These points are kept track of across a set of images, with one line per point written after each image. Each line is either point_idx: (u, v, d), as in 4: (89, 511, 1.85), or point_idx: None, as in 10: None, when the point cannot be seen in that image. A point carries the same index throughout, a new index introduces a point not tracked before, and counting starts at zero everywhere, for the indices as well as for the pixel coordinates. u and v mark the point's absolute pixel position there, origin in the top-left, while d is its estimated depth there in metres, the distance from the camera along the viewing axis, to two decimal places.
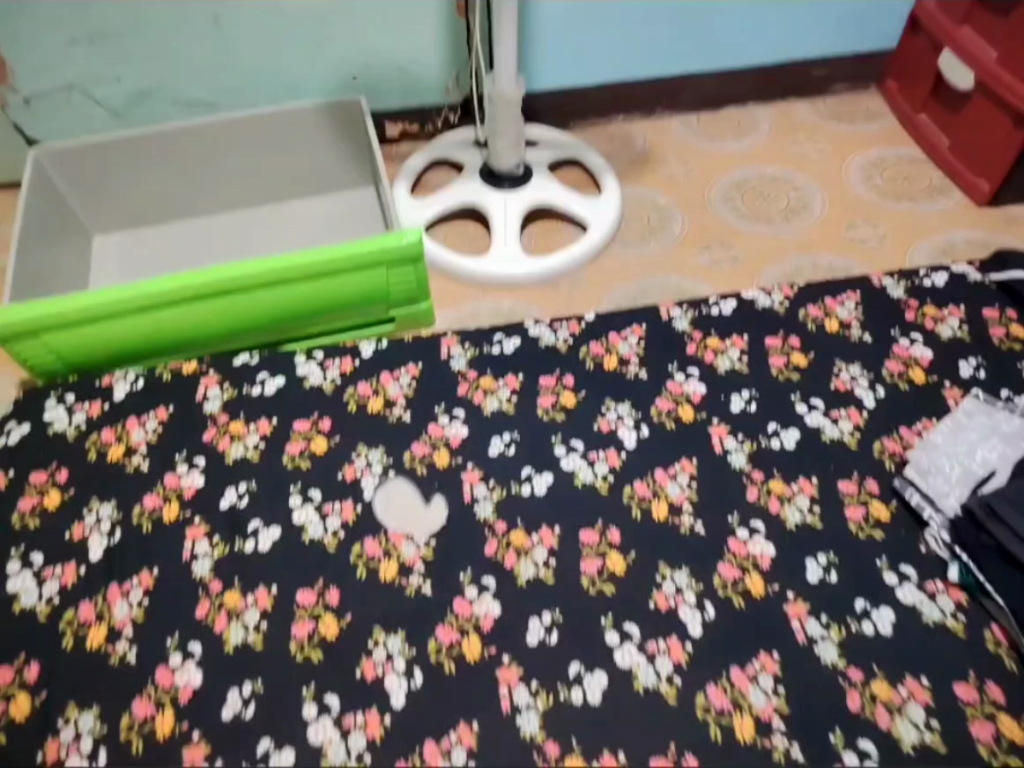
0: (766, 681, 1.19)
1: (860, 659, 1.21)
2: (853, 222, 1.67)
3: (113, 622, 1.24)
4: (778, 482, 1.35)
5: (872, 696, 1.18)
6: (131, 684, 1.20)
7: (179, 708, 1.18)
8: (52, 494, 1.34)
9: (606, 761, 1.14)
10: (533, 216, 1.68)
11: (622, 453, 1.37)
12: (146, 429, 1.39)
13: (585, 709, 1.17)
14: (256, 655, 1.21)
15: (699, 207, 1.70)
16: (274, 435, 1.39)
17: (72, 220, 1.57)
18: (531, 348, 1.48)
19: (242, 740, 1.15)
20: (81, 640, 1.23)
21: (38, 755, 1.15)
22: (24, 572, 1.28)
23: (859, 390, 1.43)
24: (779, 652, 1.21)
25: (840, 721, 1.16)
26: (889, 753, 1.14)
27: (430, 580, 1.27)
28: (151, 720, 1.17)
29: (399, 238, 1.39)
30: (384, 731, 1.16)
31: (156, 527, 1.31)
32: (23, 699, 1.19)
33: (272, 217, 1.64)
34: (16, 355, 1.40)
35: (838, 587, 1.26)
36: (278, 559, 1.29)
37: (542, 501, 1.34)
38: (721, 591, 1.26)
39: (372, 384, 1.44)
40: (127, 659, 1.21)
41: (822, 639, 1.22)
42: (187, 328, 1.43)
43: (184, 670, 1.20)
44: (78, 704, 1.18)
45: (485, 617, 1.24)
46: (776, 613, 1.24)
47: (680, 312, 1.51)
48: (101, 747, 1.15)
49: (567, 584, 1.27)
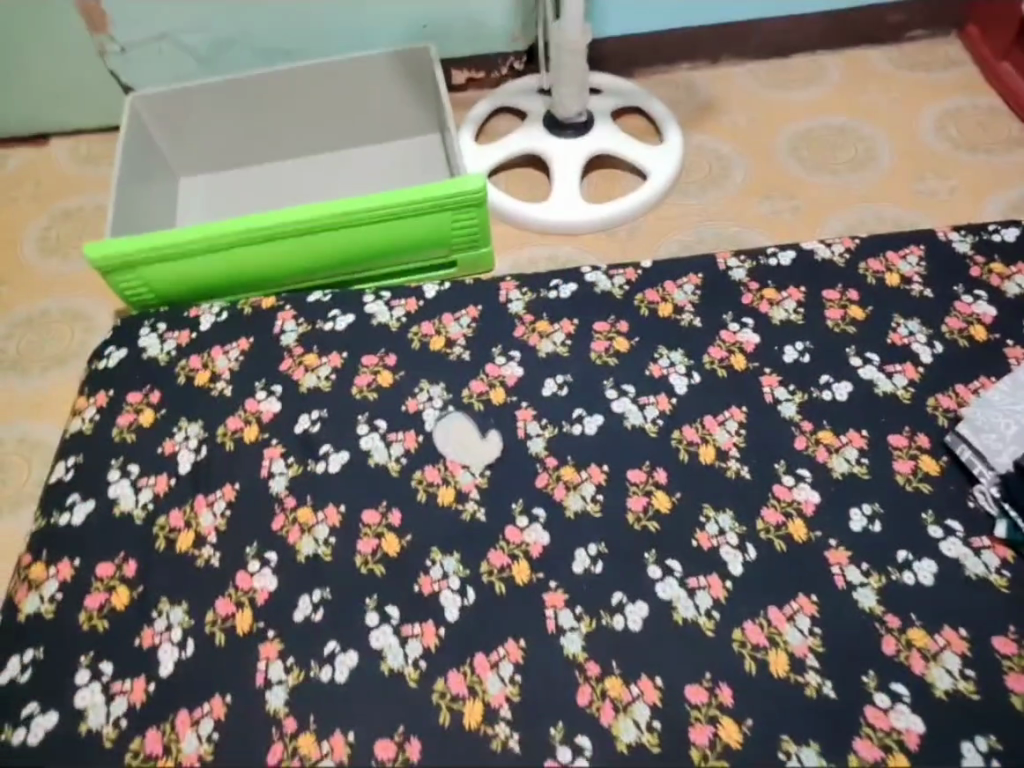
0: (803, 622, 1.24)
1: (898, 606, 1.24)
2: (924, 175, 1.64)
3: (200, 528, 1.37)
4: (826, 432, 1.37)
5: (909, 642, 1.21)
6: (215, 584, 1.33)
7: (257, 608, 1.30)
8: (147, 413, 1.48)
9: (644, 684, 1.21)
10: (595, 165, 1.71)
11: (673, 398, 1.42)
12: (229, 358, 1.51)
13: (626, 635, 1.25)
14: (325, 566, 1.33)
15: (763, 157, 1.69)
16: (343, 368, 1.49)
17: (162, 162, 1.68)
18: (587, 294, 1.53)
19: (311, 641, 1.27)
20: (172, 543, 1.36)
21: (135, 641, 1.29)
22: (123, 480, 1.42)
23: (917, 345, 1.43)
24: (817, 594, 1.26)
25: (875, 665, 1.20)
26: (922, 697, 1.18)
27: (485, 506, 1.36)
28: (232, 617, 1.30)
29: (464, 182, 1.44)
30: (438, 642, 1.26)
31: (238, 447, 1.44)
32: (123, 591, 1.33)
33: (344, 163, 1.72)
34: (114, 286, 1.53)
35: (880, 536, 1.29)
36: (346, 481, 1.39)
37: (593, 440, 1.40)
38: (763, 533, 1.31)
39: (434, 324, 1.52)
40: (212, 561, 1.34)
41: (862, 586, 1.26)
42: (265, 266, 1.54)
43: (262, 575, 1.33)
44: (170, 599, 1.32)
45: (534, 544, 1.33)
46: (816, 557, 1.28)
47: (737, 262, 1.52)
48: (189, 637, 1.28)
49: (613, 518, 1.34)
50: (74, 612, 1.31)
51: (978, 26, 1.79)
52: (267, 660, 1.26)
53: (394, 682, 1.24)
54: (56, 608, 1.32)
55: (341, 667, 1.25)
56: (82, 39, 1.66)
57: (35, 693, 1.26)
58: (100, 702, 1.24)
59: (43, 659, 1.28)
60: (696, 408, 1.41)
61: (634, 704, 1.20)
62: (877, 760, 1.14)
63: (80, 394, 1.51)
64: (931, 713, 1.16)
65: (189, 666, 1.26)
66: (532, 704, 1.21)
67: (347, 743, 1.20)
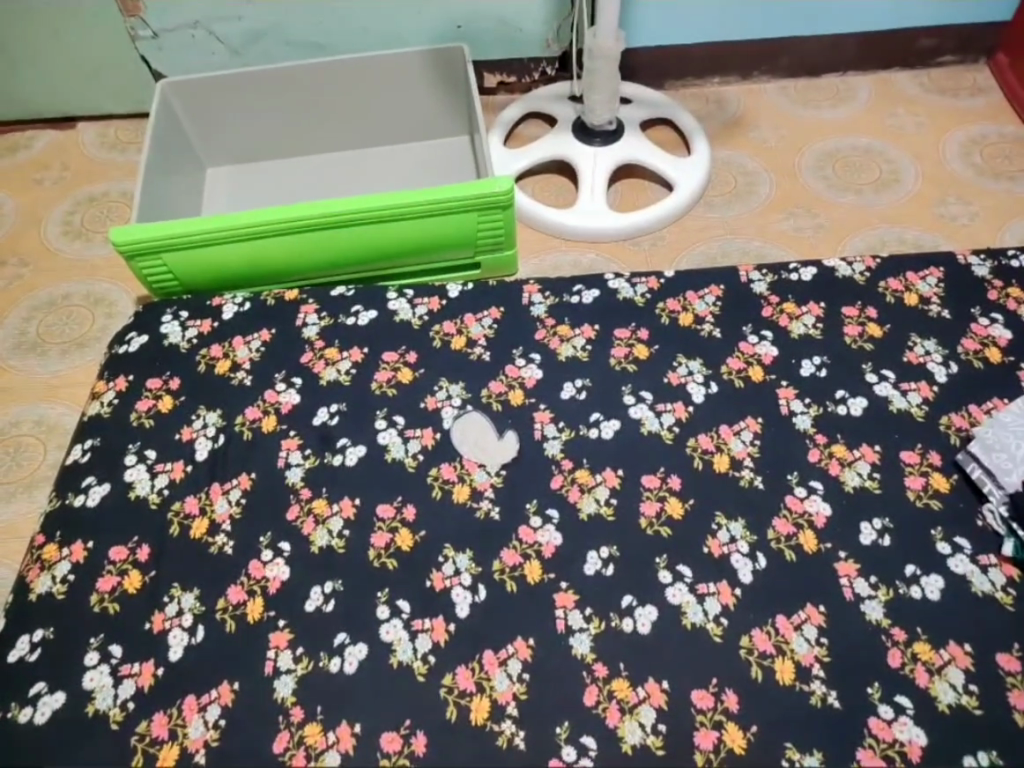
0: (810, 632, 1.25)
1: (903, 619, 1.26)
2: (946, 198, 1.66)
3: (214, 516, 1.38)
4: (840, 447, 1.39)
5: (914, 655, 1.23)
6: (228, 572, 1.33)
7: (269, 597, 1.31)
8: (165, 399, 1.48)
9: (651, 687, 1.22)
10: (621, 173, 1.72)
11: (690, 406, 1.43)
12: (250, 348, 1.52)
13: (634, 638, 1.26)
14: (338, 558, 1.34)
15: (787, 173, 1.71)
16: (363, 363, 1.50)
17: (190, 151, 1.69)
18: (609, 300, 1.54)
19: (322, 630, 1.28)
20: (185, 530, 1.37)
21: (146, 625, 1.29)
22: (139, 464, 1.42)
23: (932, 364, 1.45)
24: (824, 606, 1.27)
25: (879, 676, 1.22)
26: (925, 710, 1.19)
27: (499, 505, 1.37)
28: (243, 605, 1.30)
29: (492, 185, 1.45)
30: (449, 637, 1.27)
31: (255, 437, 1.44)
32: (135, 575, 1.33)
33: (371, 160, 1.73)
34: (138, 272, 1.53)
35: (888, 550, 1.31)
36: (362, 474, 1.40)
37: (608, 444, 1.41)
38: (774, 543, 1.32)
39: (456, 323, 1.53)
40: (225, 550, 1.35)
41: (869, 598, 1.27)
42: (290, 259, 1.55)
43: (274, 565, 1.33)
44: (182, 585, 1.32)
45: (547, 545, 1.34)
46: (826, 569, 1.30)
47: (759, 276, 1.54)
48: (200, 624, 1.29)
49: (626, 522, 1.35)
50: (86, 594, 1.32)
51: (1007, 56, 1.82)
52: (277, 649, 1.27)
53: (402, 675, 1.24)
54: (67, 590, 1.32)
55: (350, 659, 1.26)
56: (114, 22, 1.66)
57: (42, 673, 1.26)
58: (109, 685, 1.25)
59: (53, 639, 1.28)
60: (712, 417, 1.43)
61: (640, 705, 1.21)
62: None
63: (100, 378, 1.52)
64: (933, 726, 1.18)
65: (200, 649, 1.27)
66: (538, 700, 1.22)
67: (355, 732, 1.20)
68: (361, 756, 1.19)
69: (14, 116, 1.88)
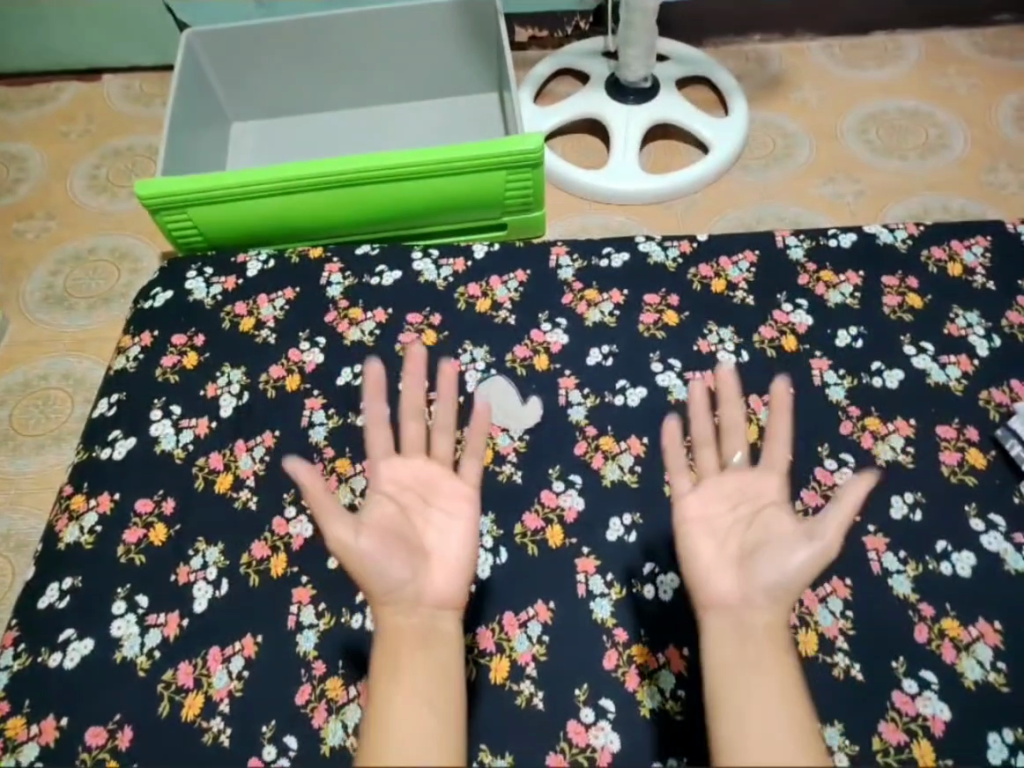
0: (836, 605, 1.23)
1: (933, 596, 1.23)
2: (998, 164, 1.59)
3: (239, 472, 1.38)
4: (874, 421, 1.35)
5: (941, 632, 1.21)
6: (252, 527, 1.34)
7: (292, 553, 1.31)
8: (190, 356, 1.48)
9: (671, 654, 1.22)
10: (655, 134, 1.67)
11: None
12: (274, 306, 1.51)
13: (658, 606, 1.25)
14: None
15: (828, 136, 1.65)
16: (388, 324, 1.48)
17: (215, 105, 1.67)
18: (638, 264, 1.51)
19: (344, 587, 1.28)
20: (210, 485, 1.38)
21: (172, 577, 1.31)
22: (164, 419, 1.43)
23: (974, 337, 1.40)
24: (851, 578, 1.25)
25: (906, 651, 1.20)
26: (951, 687, 1.17)
27: (522, 469, 1.36)
28: (267, 561, 1.31)
29: (521, 144, 1.41)
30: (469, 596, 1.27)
31: (280, 395, 1.44)
32: (161, 528, 1.35)
33: (397, 116, 1.70)
34: (163, 225, 1.52)
35: (919, 525, 1.28)
36: None
37: (633, 412, 1.39)
38: (801, 514, 1.30)
39: (481, 285, 1.51)
40: (250, 505, 1.36)
41: (898, 573, 1.25)
42: (315, 216, 1.53)
43: (298, 522, 1.34)
44: (206, 539, 1.33)
45: (570, 510, 1.33)
46: (854, 542, 1.27)
47: (796, 241, 1.50)
48: (224, 577, 1.30)
49: (652, 490, 1.33)
50: (113, 545, 1.33)
51: None
52: (300, 604, 1.28)
53: None
54: (96, 540, 1.34)
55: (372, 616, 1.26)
56: None
57: (72, 618, 1.28)
58: (136, 633, 1.27)
59: (80, 587, 1.30)
60: (745, 388, 1.39)
61: (660, 671, 1.20)
62: (901, 745, 1.14)
63: (127, 332, 1.52)
64: (959, 702, 1.16)
65: (224, 602, 1.28)
66: (559, 664, 1.22)
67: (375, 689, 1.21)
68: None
69: (40, 68, 1.86)
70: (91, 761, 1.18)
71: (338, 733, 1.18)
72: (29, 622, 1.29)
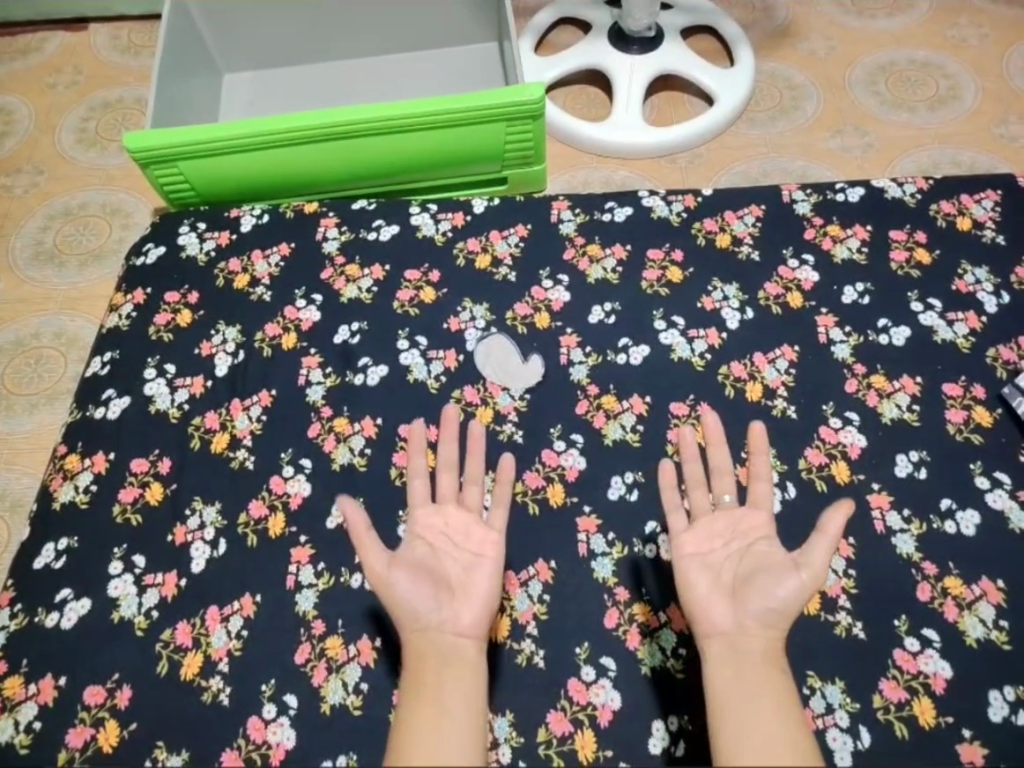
0: (838, 563, 1.22)
1: (936, 555, 1.22)
2: (1009, 117, 1.56)
3: (235, 432, 1.36)
4: (880, 379, 1.33)
5: (944, 590, 1.20)
6: (248, 487, 1.32)
7: (290, 512, 1.30)
8: (183, 314, 1.45)
9: (672, 613, 1.21)
10: (659, 86, 1.63)
11: (723, 333, 1.38)
12: (269, 263, 1.47)
13: (659, 564, 1.24)
14: (359, 475, 1.32)
15: (837, 88, 1.61)
16: (385, 281, 1.45)
17: (206, 57, 1.62)
18: (642, 219, 1.48)
19: (343, 547, 1.27)
20: (206, 444, 1.35)
21: (168, 536, 1.29)
22: (159, 379, 1.40)
23: (982, 293, 1.37)
24: (854, 537, 1.24)
25: (909, 609, 1.19)
26: (953, 644, 1.17)
27: (522, 428, 1.34)
28: (264, 520, 1.29)
29: (520, 94, 1.37)
30: None
31: (277, 354, 1.41)
32: (157, 487, 1.33)
33: (394, 68, 1.65)
34: (154, 180, 1.48)
35: (924, 482, 1.27)
36: (385, 393, 1.37)
37: (635, 370, 1.37)
38: (805, 473, 1.28)
39: (481, 241, 1.48)
40: (246, 465, 1.34)
41: (901, 531, 1.24)
42: (310, 170, 1.49)
43: (295, 481, 1.32)
44: (203, 498, 1.31)
45: (570, 469, 1.31)
46: (858, 500, 1.26)
47: (803, 196, 1.47)
48: (222, 537, 1.29)
49: (653, 449, 1.32)
50: (109, 504, 1.32)
51: None
52: (298, 564, 1.26)
53: None
54: (90, 499, 1.32)
55: None
56: None
57: (68, 578, 1.27)
58: (133, 593, 1.25)
59: (76, 547, 1.29)
60: (749, 346, 1.37)
61: (660, 630, 1.20)
62: (902, 701, 1.14)
63: (119, 290, 1.49)
64: (959, 660, 1.16)
65: (222, 562, 1.27)
66: (560, 623, 1.21)
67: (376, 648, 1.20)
68: (380, 671, 1.19)
69: (26, 17, 1.81)
70: (90, 720, 1.18)
71: (337, 692, 1.18)
72: (26, 582, 1.27)
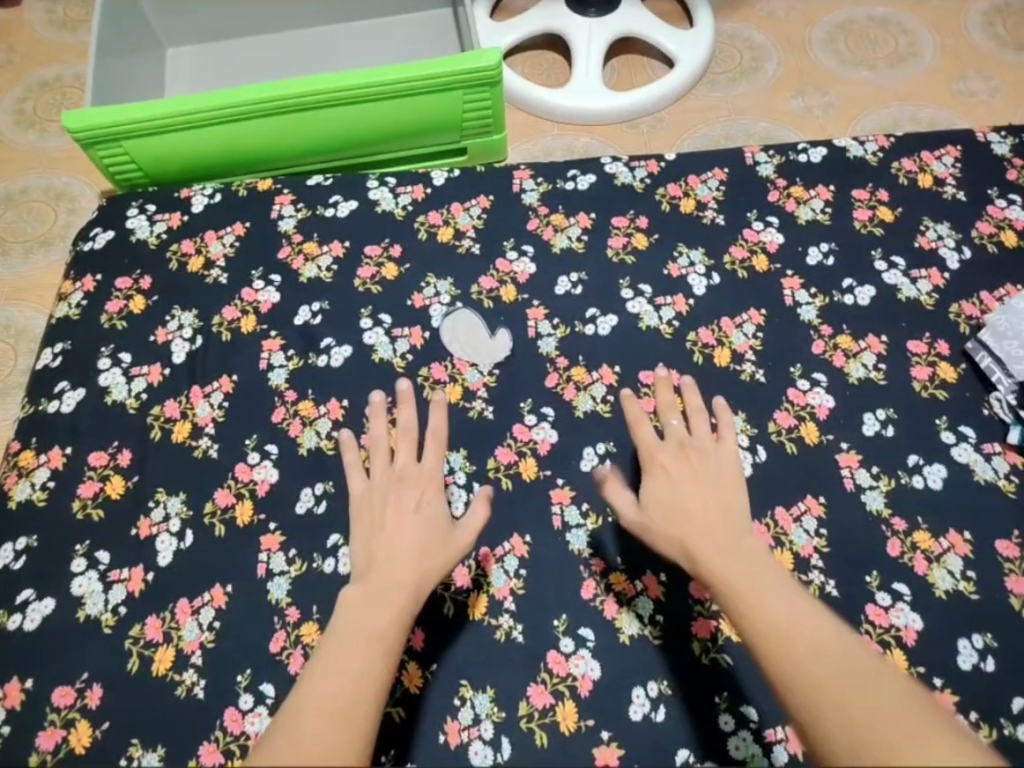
0: (810, 523, 1.23)
1: (905, 510, 1.24)
2: (968, 72, 1.56)
3: (197, 420, 1.32)
4: (846, 340, 1.34)
5: (913, 544, 1.22)
6: (213, 476, 1.29)
7: (258, 499, 1.27)
8: (137, 300, 1.40)
9: (648, 581, 1.21)
10: (617, 49, 1.60)
11: (690, 300, 1.37)
12: (224, 243, 1.42)
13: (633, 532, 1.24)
14: (328, 459, 1.29)
15: (797, 47, 1.59)
16: (346, 259, 1.41)
17: (148, 29, 1.55)
18: (605, 186, 1.45)
19: (315, 532, 1.25)
20: (167, 434, 1.31)
21: (132, 530, 1.25)
22: (114, 368, 1.36)
23: (944, 250, 1.38)
24: (824, 496, 1.25)
25: (879, 566, 1.21)
26: (922, 596, 1.19)
27: (492, 404, 1.32)
28: (231, 509, 1.26)
29: (475, 60, 1.33)
30: None
31: (237, 338, 1.37)
32: (117, 481, 1.29)
33: (345, 37, 1.60)
34: (98, 161, 1.42)
35: (891, 440, 1.28)
36: (350, 374, 1.34)
37: (607, 338, 1.36)
38: (775, 436, 1.29)
39: (442, 214, 1.44)
40: (210, 453, 1.30)
41: (869, 488, 1.25)
42: (260, 146, 1.44)
43: (261, 468, 1.29)
44: (167, 489, 1.28)
45: (543, 443, 1.30)
46: (827, 461, 1.27)
47: (766, 157, 1.45)
48: (188, 528, 1.25)
49: (625, 418, 1.31)
50: (68, 501, 1.27)
51: None
52: (269, 552, 1.23)
53: None
54: (49, 496, 1.28)
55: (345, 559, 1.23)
56: None
57: (29, 579, 1.23)
58: (98, 590, 1.22)
59: (36, 547, 1.24)
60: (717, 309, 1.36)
61: (639, 597, 1.20)
62: None
63: (68, 278, 1.44)
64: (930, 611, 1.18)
65: (189, 554, 1.24)
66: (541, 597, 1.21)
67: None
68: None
69: None
70: (61, 721, 1.15)
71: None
72: None
